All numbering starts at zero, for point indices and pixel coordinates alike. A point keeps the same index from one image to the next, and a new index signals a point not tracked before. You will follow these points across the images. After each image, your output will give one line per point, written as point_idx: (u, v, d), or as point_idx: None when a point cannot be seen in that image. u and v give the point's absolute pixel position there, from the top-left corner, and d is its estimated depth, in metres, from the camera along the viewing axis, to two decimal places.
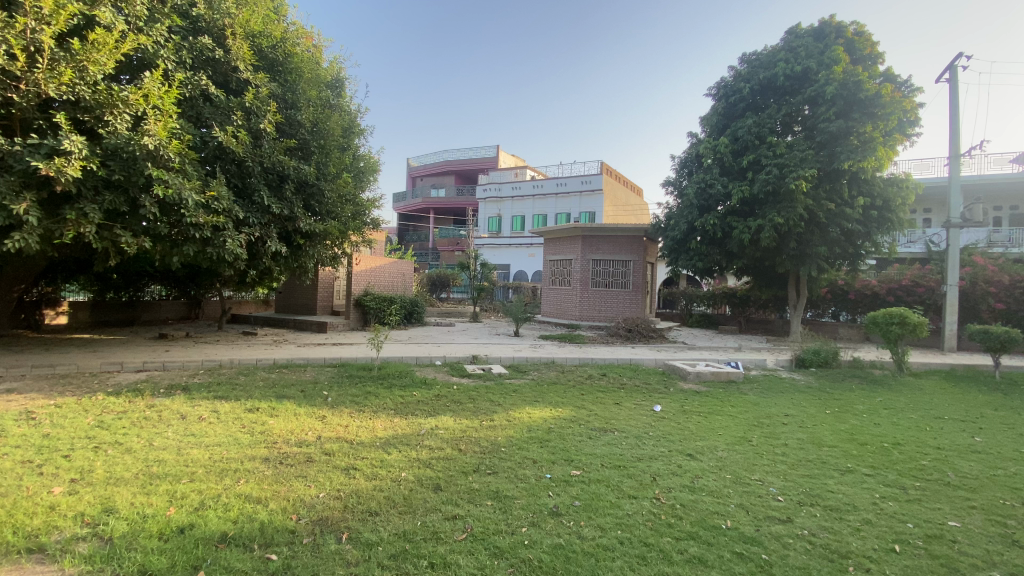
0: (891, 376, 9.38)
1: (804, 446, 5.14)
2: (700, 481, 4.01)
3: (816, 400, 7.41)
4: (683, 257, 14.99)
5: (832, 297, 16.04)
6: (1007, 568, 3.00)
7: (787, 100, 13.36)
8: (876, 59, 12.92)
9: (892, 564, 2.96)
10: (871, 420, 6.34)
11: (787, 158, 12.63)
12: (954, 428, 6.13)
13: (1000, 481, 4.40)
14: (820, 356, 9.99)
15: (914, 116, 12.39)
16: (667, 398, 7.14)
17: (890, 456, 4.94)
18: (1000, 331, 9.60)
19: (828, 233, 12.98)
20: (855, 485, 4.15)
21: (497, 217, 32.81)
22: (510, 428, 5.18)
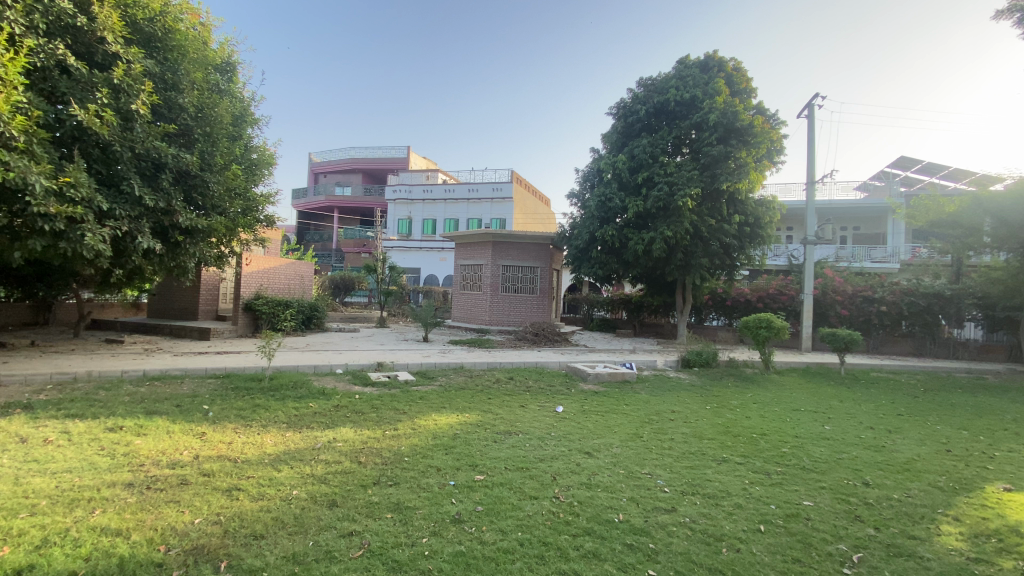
0: (759, 374, 10.61)
1: (687, 439, 5.63)
2: (596, 477, 4.22)
3: (699, 397, 8.16)
4: (585, 265, 15.78)
5: (713, 304, 17.76)
6: (849, 540, 3.50)
7: (676, 124, 14.61)
8: (750, 93, 14.57)
9: (759, 543, 3.33)
10: (743, 414, 7.12)
11: (676, 177, 13.83)
12: (809, 419, 7.07)
13: (844, 463, 5.15)
14: (702, 356, 11.02)
15: (780, 145, 14.15)
16: (569, 399, 7.43)
17: (758, 445, 5.58)
18: (844, 333, 11.22)
19: (709, 246, 14.36)
20: (729, 473, 4.62)
21: (407, 219, 32.15)
22: (413, 436, 5.07)
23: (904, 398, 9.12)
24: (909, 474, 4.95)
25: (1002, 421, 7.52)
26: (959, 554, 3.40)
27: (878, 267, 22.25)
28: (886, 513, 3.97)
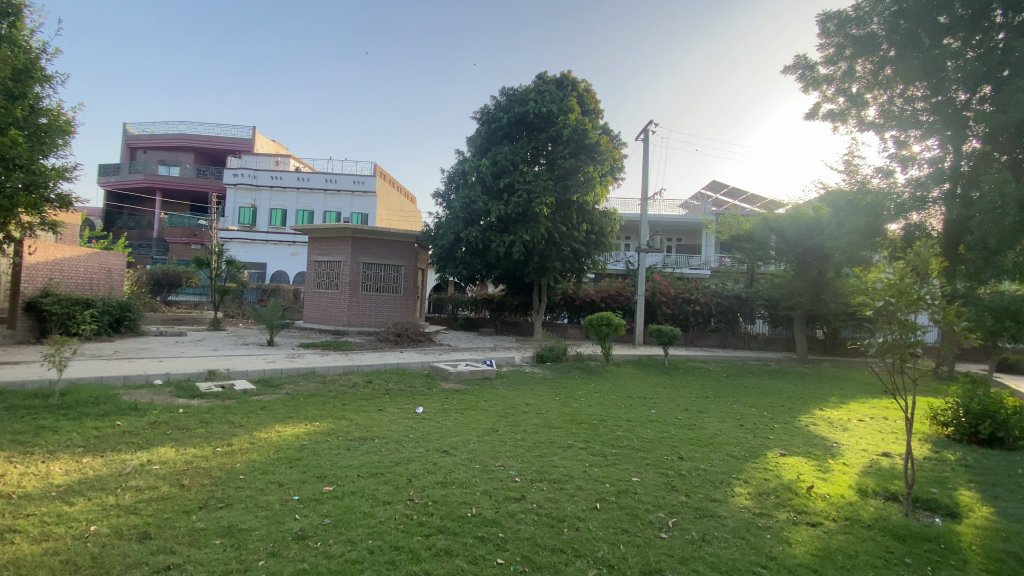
0: (601, 367, 11.80)
1: (538, 430, 6.02)
2: (451, 475, 4.29)
3: (551, 390, 8.77)
4: (449, 265, 15.89)
5: (566, 303, 19.22)
6: (665, 507, 4.09)
7: (535, 135, 15.49)
8: (598, 114, 16.07)
9: (596, 520, 3.71)
10: (588, 403, 7.84)
11: (534, 186, 14.67)
12: (641, 404, 8.07)
13: (666, 442, 5.98)
14: (554, 352, 11.85)
15: (622, 163, 15.83)
16: (428, 399, 7.41)
17: (599, 430, 6.20)
18: (668, 329, 13.01)
19: (562, 251, 15.51)
20: (573, 458, 5.06)
21: (252, 207, 28.92)
22: (253, 451, 4.59)
23: (711, 382, 10.94)
24: (712, 446, 5.95)
25: (776, 399, 9.44)
26: (747, 509, 4.20)
27: (695, 273, 26.21)
28: (695, 481, 4.72)
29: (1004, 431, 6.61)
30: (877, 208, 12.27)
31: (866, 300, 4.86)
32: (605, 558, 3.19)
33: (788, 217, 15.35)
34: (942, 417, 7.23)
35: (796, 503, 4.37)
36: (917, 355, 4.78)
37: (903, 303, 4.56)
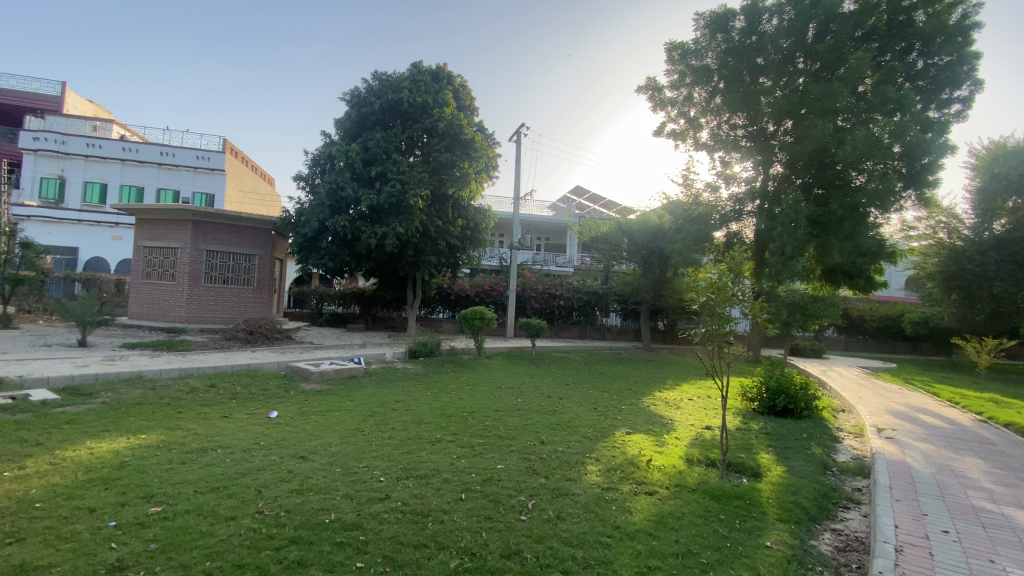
0: (473, 359, 12.00)
1: (406, 426, 5.92)
2: (309, 481, 4.02)
3: (420, 385, 8.67)
4: (313, 256, 14.81)
5: (439, 298, 19.15)
6: (527, 491, 4.33)
7: (409, 125, 15.12)
8: (473, 110, 16.22)
9: (461, 510, 3.78)
10: (458, 395, 7.92)
11: (407, 177, 14.32)
12: (509, 394, 8.41)
13: (530, 428, 6.31)
14: (427, 347, 11.73)
15: (495, 161, 16.18)
16: (286, 402, 6.84)
17: (466, 422, 6.31)
18: (536, 322, 13.68)
19: (437, 245, 15.39)
20: (440, 451, 5.08)
21: (58, 179, 23.95)
22: (53, 475, 3.81)
23: (572, 371, 11.80)
24: (570, 429, 6.43)
25: (626, 384, 10.52)
26: (598, 486, 4.61)
27: (561, 270, 27.93)
28: (554, 463, 5.06)
29: (793, 403, 8.19)
30: (706, 218, 14.84)
31: (694, 295, 5.67)
32: (468, 547, 3.26)
33: (636, 220, 17.32)
34: (750, 394, 8.70)
35: (638, 475, 4.93)
36: (732, 341, 5.70)
37: (720, 298, 5.40)
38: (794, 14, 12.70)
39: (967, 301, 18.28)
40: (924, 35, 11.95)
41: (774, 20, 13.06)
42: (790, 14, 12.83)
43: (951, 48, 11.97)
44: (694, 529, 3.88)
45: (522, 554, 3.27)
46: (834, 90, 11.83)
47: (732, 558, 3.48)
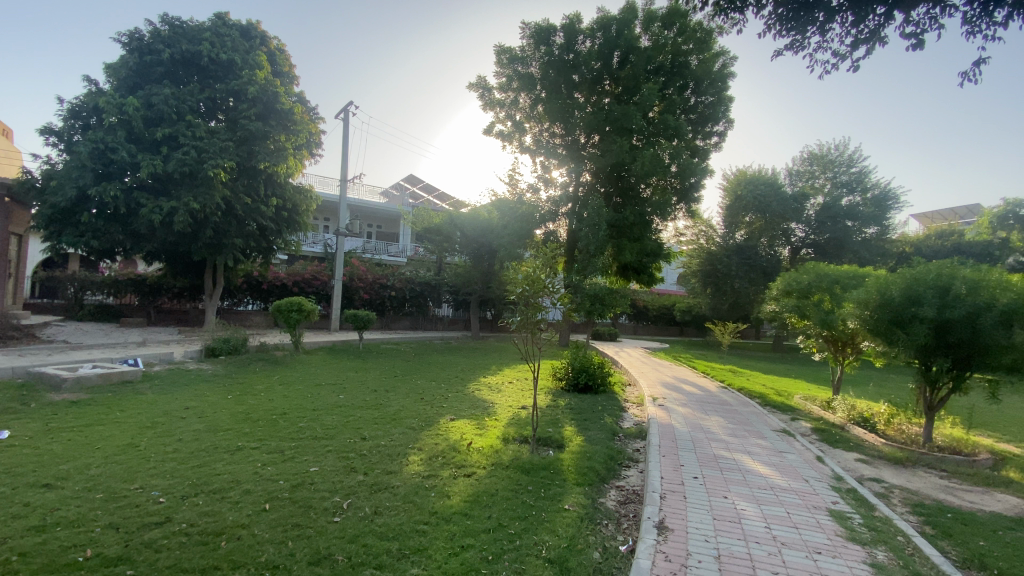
0: (289, 356, 10.94)
1: (198, 437, 5.13)
2: (55, 515, 3.23)
3: (219, 387, 7.59)
4: (68, 231, 11.78)
5: (248, 288, 16.98)
6: (343, 490, 4.15)
7: (209, 84, 12.98)
8: (292, 78, 14.65)
9: (264, 522, 3.45)
10: (266, 397, 7.15)
11: (205, 144, 12.27)
12: (328, 391, 7.90)
13: (350, 426, 6.04)
14: (230, 344, 10.33)
15: (317, 138, 14.84)
16: (21, 418, 5.33)
17: (276, 426, 5.74)
18: (363, 314, 13.10)
19: (244, 227, 13.57)
20: (241, 461, 4.54)
21: None
22: None
23: (399, 363, 11.67)
24: (394, 422, 6.35)
25: (453, 373, 10.80)
26: (417, 475, 4.65)
27: (392, 260, 27.24)
28: (374, 459, 4.94)
29: (593, 380, 9.44)
30: (529, 216, 15.97)
31: (512, 286, 6.09)
32: (270, 561, 3.00)
33: (467, 215, 17.76)
34: (560, 374, 9.77)
35: (457, 460, 5.12)
36: (544, 326, 6.30)
37: (533, 289, 5.92)
38: (603, 40, 14.40)
39: (717, 293, 23.20)
40: (696, 76, 14.58)
41: (587, 42, 14.65)
42: (600, 39, 14.51)
43: (713, 90, 14.80)
44: (505, 504, 4.19)
45: (333, 558, 3.12)
46: (630, 113, 13.82)
47: (537, 525, 3.85)
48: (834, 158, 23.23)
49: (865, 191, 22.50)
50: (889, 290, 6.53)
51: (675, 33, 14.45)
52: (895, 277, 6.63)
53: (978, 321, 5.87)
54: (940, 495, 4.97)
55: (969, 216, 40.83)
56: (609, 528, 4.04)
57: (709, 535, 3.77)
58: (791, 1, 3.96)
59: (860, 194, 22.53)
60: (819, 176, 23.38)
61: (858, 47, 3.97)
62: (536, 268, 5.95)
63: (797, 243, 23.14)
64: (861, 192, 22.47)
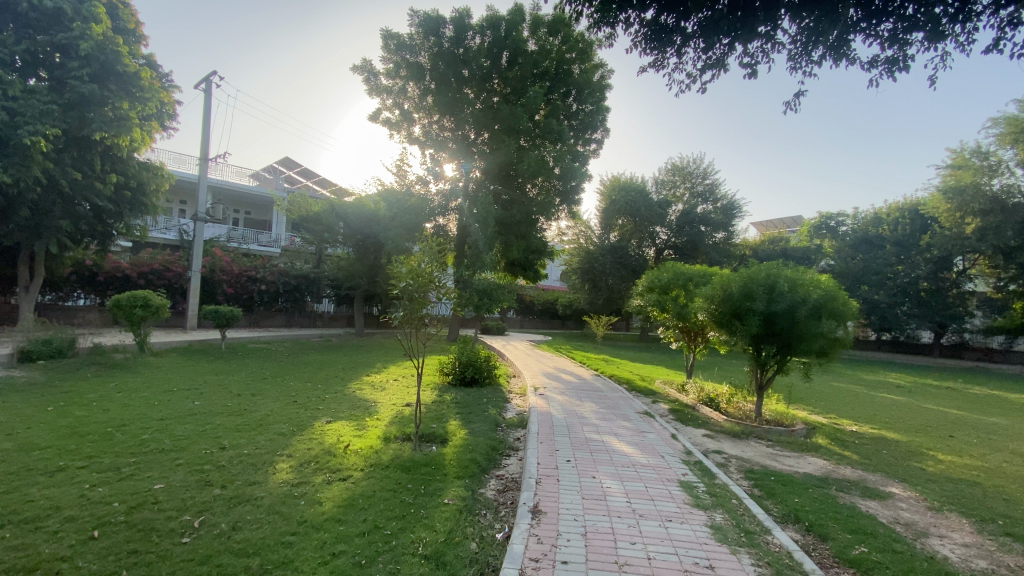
0: (131, 359, 9.48)
1: (3, 458, 4.24)
2: None
3: (35, 398, 6.33)
4: None
5: (77, 279, 14.38)
6: (195, 507, 3.72)
7: (28, 35, 10.74)
8: (140, 38, 12.61)
9: (90, 553, 2.99)
10: (100, 407, 6.12)
11: (19, 104, 10.02)
12: (181, 398, 6.98)
13: (207, 435, 5.41)
14: (51, 346, 8.67)
15: (172, 110, 12.92)
16: None
17: (111, 440, 4.94)
18: (226, 310, 11.79)
19: (73, 207, 11.50)
20: (64, 483, 3.86)
21: None
22: None
23: (271, 363, 10.73)
24: (260, 429, 5.82)
25: (332, 372, 10.21)
26: (285, 483, 4.33)
27: (263, 251, 24.90)
28: (235, 470, 4.49)
29: (479, 374, 9.57)
30: (420, 208, 15.68)
31: (396, 280, 5.93)
32: None
33: (351, 205, 16.87)
34: (446, 368, 9.74)
35: (332, 465, 4.84)
36: (432, 321, 6.25)
37: (418, 284, 5.81)
38: (492, 39, 14.55)
39: (594, 289, 24.86)
40: (577, 85, 15.39)
41: (477, 38, 14.70)
42: (489, 37, 14.64)
43: (593, 99, 15.74)
44: (382, 504, 4.08)
45: None
46: (516, 114, 14.17)
47: (414, 522, 3.81)
48: (692, 170, 26.11)
49: (716, 201, 25.43)
50: (730, 286, 7.54)
51: (559, 41, 15.03)
52: (735, 276, 7.67)
53: (795, 313, 7.02)
54: (766, 461, 5.87)
55: (794, 225, 48.65)
56: (488, 517, 4.14)
57: (578, 515, 4.04)
58: (654, 23, 4.32)
59: (712, 203, 25.40)
60: (680, 185, 26.13)
61: (705, 71, 4.46)
62: (424, 262, 5.87)
63: (662, 245, 25.48)
64: (713, 202, 25.43)
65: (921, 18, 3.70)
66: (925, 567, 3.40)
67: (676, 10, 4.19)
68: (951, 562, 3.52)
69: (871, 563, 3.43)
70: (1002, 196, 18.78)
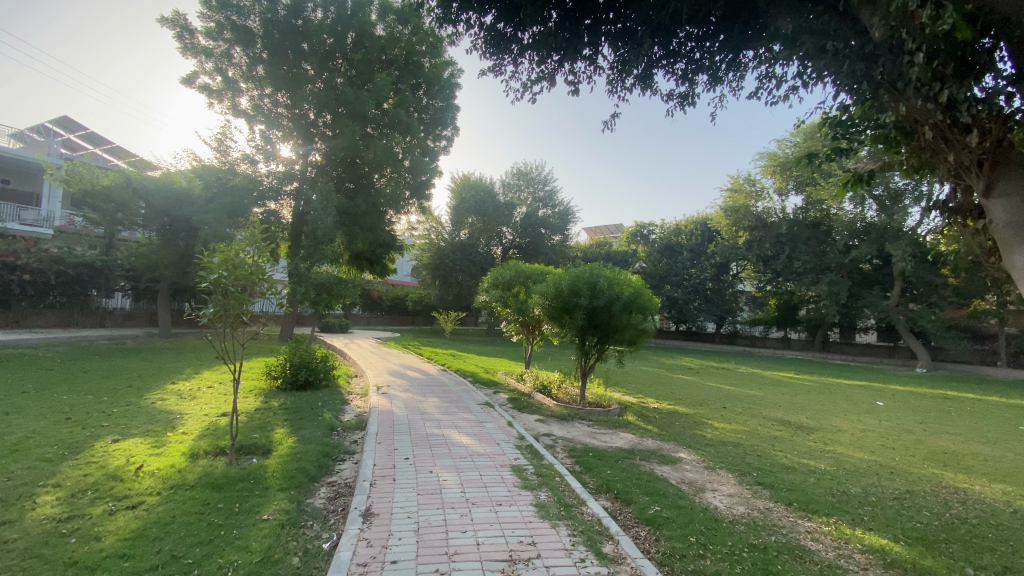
0: None
1: None
2: None
3: None
4: None
5: None
6: None
7: None
8: None
9: None
10: None
11: None
12: None
13: None
14: None
15: None
16: None
17: None
18: None
19: None
20: None
21: None
22: None
23: (34, 373, 8.55)
24: (14, 455, 4.60)
25: (127, 380, 8.55)
26: (49, 519, 3.51)
27: (27, 231, 19.65)
28: None
29: (313, 375, 8.89)
30: (245, 191, 13.96)
31: (207, 271, 5.15)
32: None
33: (155, 181, 14.26)
34: (274, 371, 8.84)
35: (119, 490, 4.05)
36: (260, 317, 5.63)
37: (235, 276, 5.12)
38: (335, 15, 13.55)
39: (443, 285, 24.92)
40: (427, 79, 15.21)
41: (318, 12, 13.56)
42: (332, 14, 13.62)
43: (442, 96, 15.72)
44: (185, 530, 3.54)
45: None
46: (361, 99, 13.41)
47: (224, 546, 3.37)
48: (535, 177, 27.89)
49: (555, 206, 27.47)
50: (561, 284, 8.23)
51: (409, 31, 14.55)
52: (565, 274, 8.40)
53: (611, 307, 8.00)
54: (587, 440, 6.56)
55: (616, 232, 55.34)
56: (314, 528, 3.86)
57: (412, 511, 4.02)
58: (491, 28, 4.50)
59: (551, 208, 27.39)
60: (524, 189, 27.75)
61: (537, 82, 4.78)
62: (248, 252, 5.25)
63: (507, 244, 26.59)
64: (552, 207, 27.40)
65: (704, 64, 4.46)
66: (699, 516, 4.15)
67: (511, 21, 4.39)
68: (718, 510, 4.34)
69: (661, 519, 4.06)
70: (763, 216, 23.86)
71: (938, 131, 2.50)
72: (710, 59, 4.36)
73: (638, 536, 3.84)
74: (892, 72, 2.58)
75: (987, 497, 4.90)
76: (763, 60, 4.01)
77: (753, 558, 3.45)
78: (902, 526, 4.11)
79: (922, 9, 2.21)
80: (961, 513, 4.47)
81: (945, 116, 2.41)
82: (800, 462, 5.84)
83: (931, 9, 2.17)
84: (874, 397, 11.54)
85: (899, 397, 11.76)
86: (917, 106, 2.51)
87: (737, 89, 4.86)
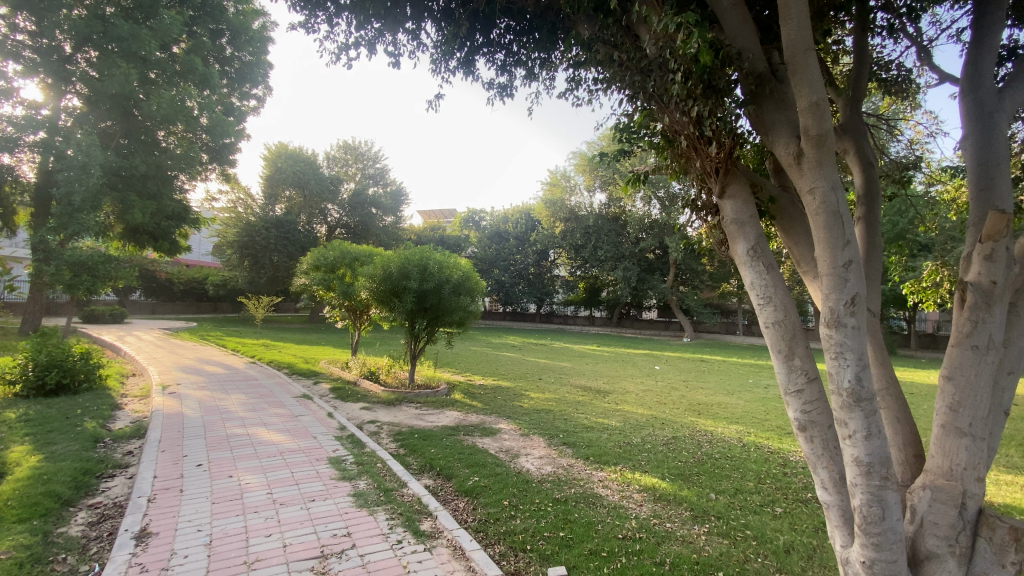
0: None
1: None
2: None
3: None
4: None
5: None
6: None
7: None
8: None
9: None
10: None
11: None
12: None
13: None
14: None
15: None
16: None
17: None
18: None
19: None
20: None
21: None
22: None
23: None
24: None
25: None
26: None
27: None
28: None
29: (68, 378, 7.10)
30: None
31: None
32: None
33: None
34: (8, 375, 6.81)
35: None
36: None
37: None
38: None
39: (254, 266, 22.15)
40: (232, 26, 13.19)
41: None
42: None
43: (252, 48, 13.85)
44: None
45: None
46: (140, 37, 10.82)
47: None
48: (363, 152, 26.53)
49: (385, 185, 26.51)
50: (390, 266, 8.01)
51: None
52: (394, 257, 8.19)
53: (440, 291, 8.05)
54: (413, 422, 6.56)
55: (449, 217, 56.04)
56: (68, 562, 3.10)
57: (204, 523, 3.52)
58: None
59: (382, 186, 26.41)
60: (351, 165, 26.24)
61: (354, 47, 4.46)
62: None
63: (333, 223, 24.83)
64: (383, 185, 26.44)
65: (521, 57, 4.72)
66: (513, 480, 4.49)
67: None
68: (530, 472, 4.76)
69: (479, 488, 4.28)
70: (576, 209, 26.59)
71: (692, 142, 2.97)
72: (526, 54, 4.63)
73: (457, 508, 3.98)
74: (659, 86, 3.00)
75: (724, 436, 6.30)
76: (569, 62, 4.37)
77: (556, 511, 3.86)
78: (668, 466, 5.05)
79: (680, 34, 2.62)
80: (707, 450, 5.67)
81: (694, 128, 2.89)
82: (597, 422, 6.72)
83: (683, 32, 2.59)
84: (653, 363, 13.94)
85: (670, 362, 14.40)
86: (677, 118, 2.97)
87: (549, 87, 5.24)
